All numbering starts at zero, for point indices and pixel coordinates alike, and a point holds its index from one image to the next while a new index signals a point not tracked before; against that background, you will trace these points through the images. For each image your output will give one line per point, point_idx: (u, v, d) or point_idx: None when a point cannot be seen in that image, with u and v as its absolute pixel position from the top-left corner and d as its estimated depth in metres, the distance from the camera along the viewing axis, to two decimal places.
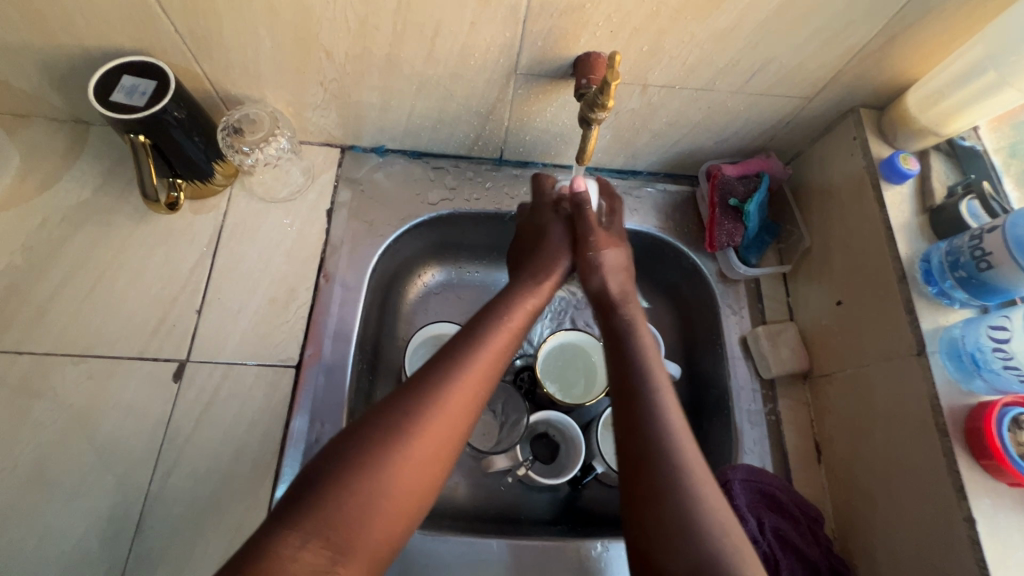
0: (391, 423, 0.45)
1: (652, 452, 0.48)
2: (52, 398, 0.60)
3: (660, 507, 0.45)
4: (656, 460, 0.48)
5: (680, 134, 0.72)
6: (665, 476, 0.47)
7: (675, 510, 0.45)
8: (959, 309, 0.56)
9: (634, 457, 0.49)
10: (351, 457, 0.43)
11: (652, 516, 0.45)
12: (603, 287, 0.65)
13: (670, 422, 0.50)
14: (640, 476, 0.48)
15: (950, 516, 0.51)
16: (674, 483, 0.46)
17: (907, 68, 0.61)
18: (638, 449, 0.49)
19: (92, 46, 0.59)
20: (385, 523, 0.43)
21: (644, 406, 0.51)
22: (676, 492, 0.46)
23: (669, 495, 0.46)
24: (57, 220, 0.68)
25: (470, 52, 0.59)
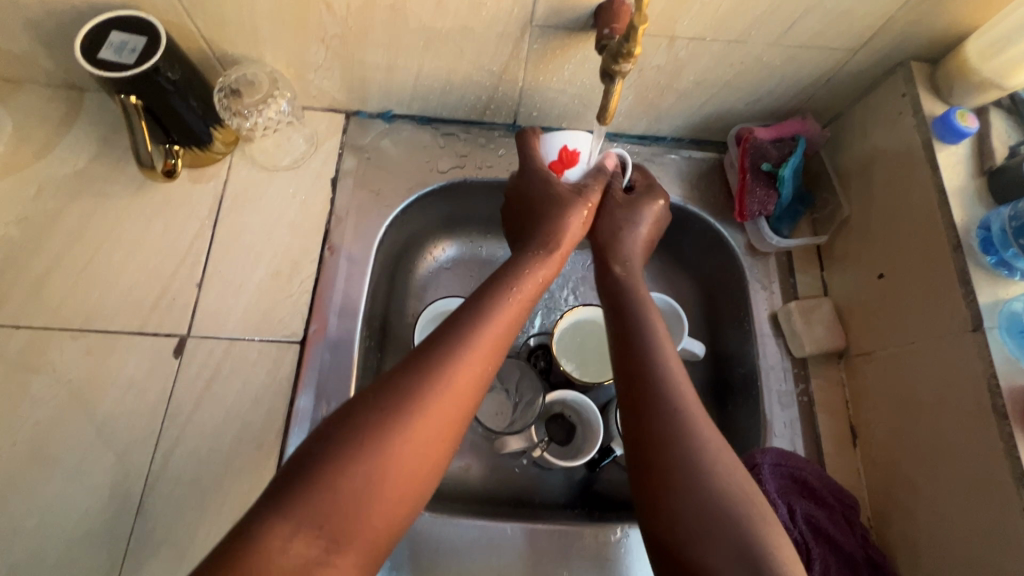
0: (392, 407, 0.41)
1: (653, 402, 0.46)
2: (51, 373, 0.58)
3: (662, 456, 0.43)
4: (658, 412, 0.45)
5: (709, 93, 0.66)
6: (670, 427, 0.44)
7: (676, 460, 0.43)
8: (1019, 282, 0.51)
9: (633, 407, 0.47)
10: (350, 437, 0.39)
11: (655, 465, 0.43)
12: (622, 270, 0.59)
13: (673, 374, 0.48)
14: (643, 427, 0.45)
15: (1008, 506, 0.46)
16: (676, 435, 0.44)
17: (968, 13, 0.54)
18: (638, 399, 0.47)
19: (78, 1, 0.55)
20: (384, 512, 0.39)
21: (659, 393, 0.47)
22: (682, 443, 0.43)
23: (674, 445, 0.43)
24: (53, 190, 0.65)
25: (482, 2, 0.54)
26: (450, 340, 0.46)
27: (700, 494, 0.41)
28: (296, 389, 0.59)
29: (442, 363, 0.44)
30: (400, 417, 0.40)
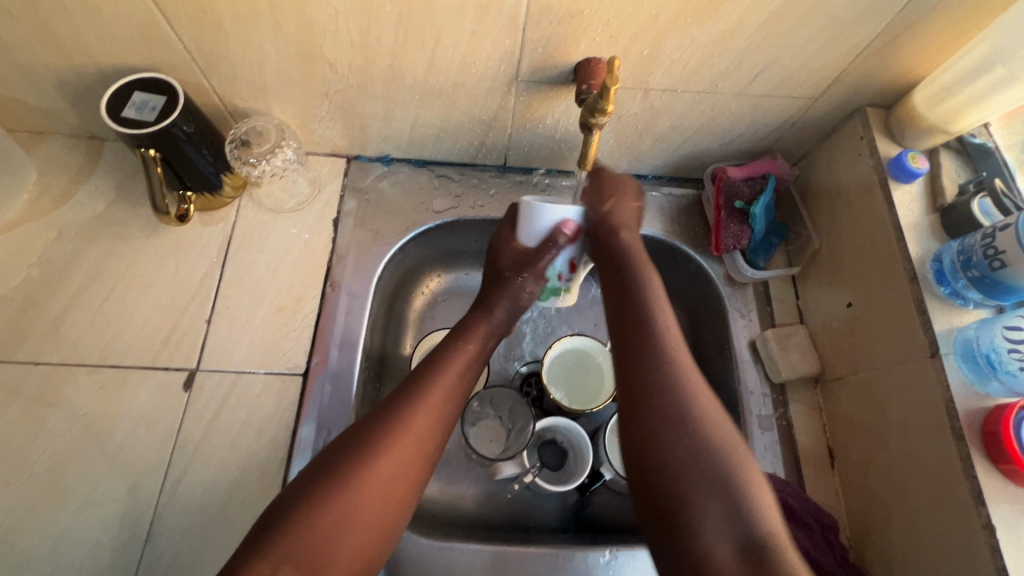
0: (366, 459, 0.48)
1: (649, 386, 0.51)
2: (67, 407, 0.61)
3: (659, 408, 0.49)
4: (655, 371, 0.51)
5: (684, 137, 0.71)
6: (672, 382, 0.50)
7: (671, 413, 0.49)
8: (971, 310, 0.55)
9: (634, 363, 0.53)
10: (337, 479, 0.47)
11: (656, 419, 0.49)
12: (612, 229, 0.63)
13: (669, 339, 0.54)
14: (643, 380, 0.51)
15: (969, 523, 0.49)
16: (675, 391, 0.50)
17: (914, 65, 0.60)
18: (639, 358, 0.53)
19: (105, 65, 0.61)
20: (361, 545, 0.47)
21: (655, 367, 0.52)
22: (684, 393, 0.50)
23: (670, 399, 0.49)
24: (73, 233, 0.70)
25: (472, 61, 0.60)
26: (410, 396, 0.53)
27: (693, 444, 0.47)
28: (296, 421, 0.62)
29: (411, 408, 0.52)
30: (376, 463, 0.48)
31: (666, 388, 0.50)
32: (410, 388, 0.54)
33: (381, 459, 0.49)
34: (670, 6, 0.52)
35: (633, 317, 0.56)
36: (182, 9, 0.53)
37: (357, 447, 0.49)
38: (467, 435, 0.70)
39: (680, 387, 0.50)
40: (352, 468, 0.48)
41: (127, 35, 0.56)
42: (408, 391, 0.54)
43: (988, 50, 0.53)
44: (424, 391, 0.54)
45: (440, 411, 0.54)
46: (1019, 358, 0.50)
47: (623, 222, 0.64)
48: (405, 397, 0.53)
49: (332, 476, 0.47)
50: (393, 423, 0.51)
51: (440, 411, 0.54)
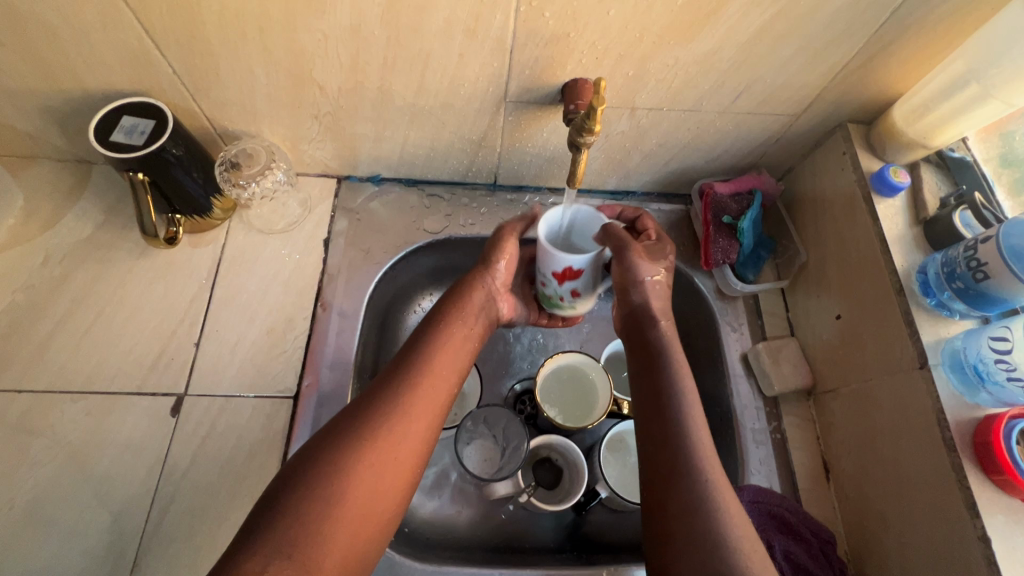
0: (369, 431, 0.49)
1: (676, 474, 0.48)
2: (50, 435, 0.60)
3: (685, 528, 0.46)
4: (682, 483, 0.48)
5: (671, 154, 0.72)
6: (697, 496, 0.47)
7: (694, 538, 0.45)
8: (958, 321, 0.56)
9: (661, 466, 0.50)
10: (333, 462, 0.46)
11: (677, 539, 0.45)
12: (643, 302, 0.61)
13: (700, 443, 0.50)
14: (671, 491, 0.48)
15: (965, 535, 0.49)
16: (702, 510, 0.46)
17: (892, 83, 0.61)
18: (667, 465, 0.49)
19: (94, 89, 0.61)
20: (360, 525, 0.46)
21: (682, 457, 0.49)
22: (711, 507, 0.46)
23: (695, 518, 0.46)
24: (59, 257, 0.69)
25: (460, 83, 0.60)
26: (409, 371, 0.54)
27: (704, 529, 0.45)
28: (287, 444, 0.61)
29: (411, 384, 0.53)
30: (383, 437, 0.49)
31: (693, 507, 0.46)
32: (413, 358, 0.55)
33: (387, 434, 0.49)
34: (654, 28, 0.54)
35: (661, 413, 0.53)
36: (171, 34, 0.54)
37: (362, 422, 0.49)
38: (459, 456, 0.69)
39: (705, 504, 0.46)
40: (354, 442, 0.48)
41: (117, 61, 0.57)
42: (413, 362, 0.54)
43: (962, 68, 0.55)
44: (424, 365, 0.55)
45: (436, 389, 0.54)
46: (1006, 368, 0.50)
47: (660, 313, 0.61)
48: (407, 371, 0.54)
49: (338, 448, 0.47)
50: (395, 394, 0.52)
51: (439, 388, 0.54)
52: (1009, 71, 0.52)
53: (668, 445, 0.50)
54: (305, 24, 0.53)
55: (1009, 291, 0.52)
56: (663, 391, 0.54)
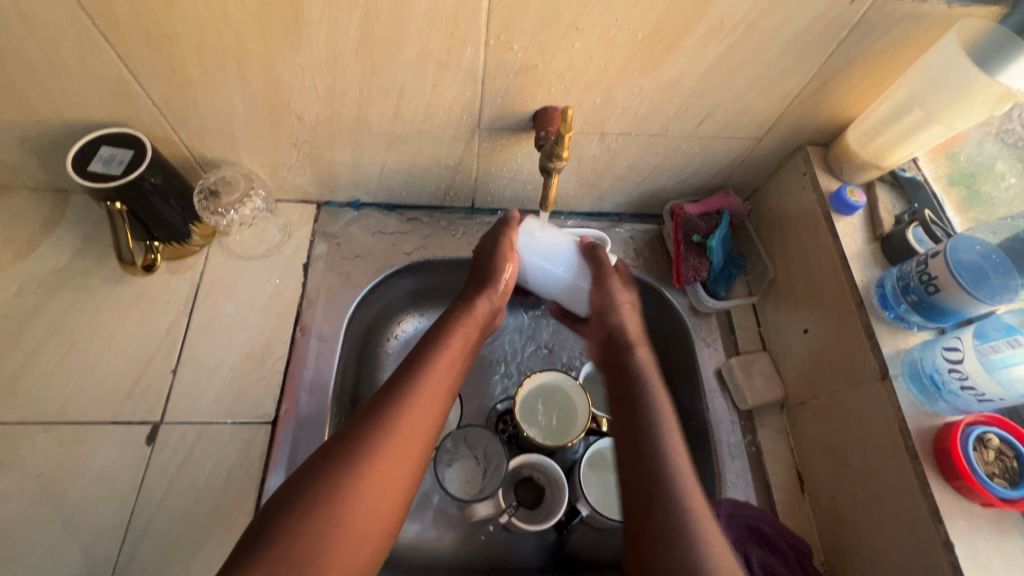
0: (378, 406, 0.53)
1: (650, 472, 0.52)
2: (20, 468, 0.59)
3: (652, 527, 0.49)
4: (658, 496, 0.50)
5: (641, 176, 0.75)
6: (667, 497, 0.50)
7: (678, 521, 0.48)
8: (916, 332, 0.58)
9: (644, 478, 0.52)
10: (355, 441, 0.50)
11: (654, 518, 0.49)
12: (620, 326, 0.68)
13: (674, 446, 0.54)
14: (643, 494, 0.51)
15: (930, 540, 0.50)
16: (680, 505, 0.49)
17: (844, 108, 0.64)
18: (640, 478, 0.52)
19: (72, 121, 0.61)
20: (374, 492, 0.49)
21: (653, 458, 0.53)
22: (665, 488, 0.51)
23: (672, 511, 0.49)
24: (34, 286, 0.69)
25: (435, 110, 0.62)
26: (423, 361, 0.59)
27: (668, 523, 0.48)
28: (265, 471, 0.61)
29: (417, 375, 0.57)
30: (382, 453, 0.50)
31: (665, 506, 0.49)
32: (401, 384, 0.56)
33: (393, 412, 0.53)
34: (618, 59, 0.56)
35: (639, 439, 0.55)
36: (151, 67, 0.55)
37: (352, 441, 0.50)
38: (439, 477, 0.70)
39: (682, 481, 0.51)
40: (324, 491, 0.47)
41: (96, 93, 0.58)
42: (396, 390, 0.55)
43: (906, 95, 0.58)
44: (429, 361, 0.59)
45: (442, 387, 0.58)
46: (960, 378, 0.52)
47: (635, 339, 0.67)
48: (412, 366, 0.58)
49: (309, 493, 0.47)
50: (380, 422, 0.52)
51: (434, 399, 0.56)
52: (947, 95, 0.55)
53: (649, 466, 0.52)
54: (282, 57, 0.55)
55: (960, 303, 0.55)
56: (641, 423, 0.57)
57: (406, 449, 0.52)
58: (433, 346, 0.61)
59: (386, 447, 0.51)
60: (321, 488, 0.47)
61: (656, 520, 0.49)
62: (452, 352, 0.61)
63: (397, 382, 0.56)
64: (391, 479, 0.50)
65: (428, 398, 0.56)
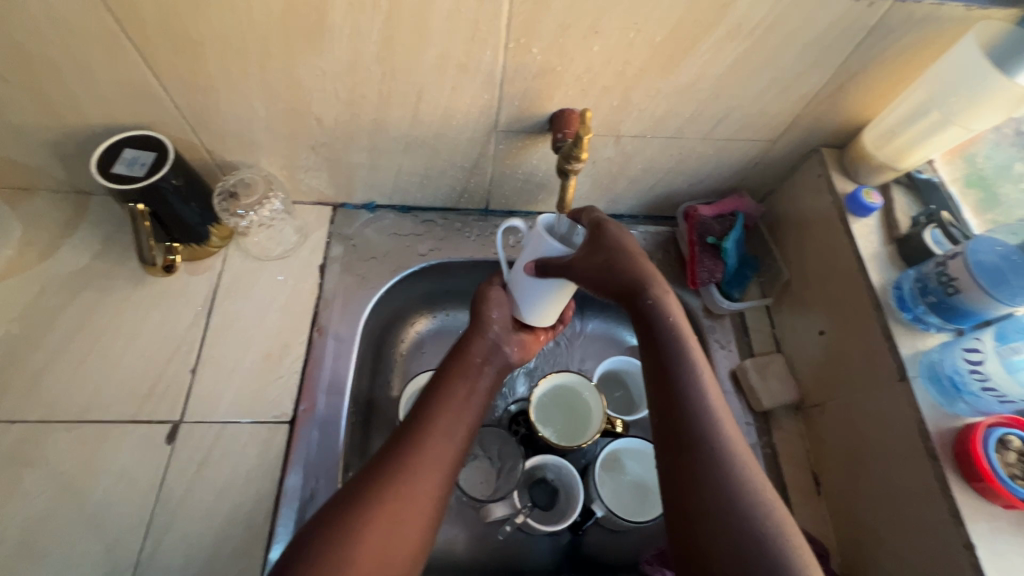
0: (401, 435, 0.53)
1: (702, 463, 0.46)
2: (43, 466, 0.60)
3: (707, 527, 0.44)
4: (715, 493, 0.45)
5: (656, 178, 0.75)
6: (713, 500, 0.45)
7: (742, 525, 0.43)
8: (935, 334, 0.58)
9: (692, 469, 0.47)
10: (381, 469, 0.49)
11: (706, 521, 0.44)
12: (630, 270, 0.55)
13: (721, 422, 0.49)
14: (693, 489, 0.46)
15: (951, 543, 0.50)
16: (734, 502, 0.44)
17: (860, 110, 0.65)
18: (690, 470, 0.47)
19: (96, 124, 0.62)
20: (395, 516, 0.47)
21: (703, 451, 0.47)
22: (718, 486, 0.45)
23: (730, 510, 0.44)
24: (56, 287, 0.69)
25: (453, 113, 0.63)
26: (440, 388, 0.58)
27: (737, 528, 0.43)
28: (285, 470, 0.61)
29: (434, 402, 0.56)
30: (407, 480, 0.49)
31: (718, 501, 0.45)
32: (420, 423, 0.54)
33: (415, 440, 0.52)
34: (636, 62, 0.57)
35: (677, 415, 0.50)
36: (175, 71, 0.56)
37: (377, 468, 0.50)
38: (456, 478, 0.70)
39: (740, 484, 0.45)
40: (348, 521, 0.46)
41: (120, 96, 0.59)
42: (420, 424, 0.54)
43: (923, 97, 0.58)
44: (447, 388, 0.58)
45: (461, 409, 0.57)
46: (980, 379, 0.52)
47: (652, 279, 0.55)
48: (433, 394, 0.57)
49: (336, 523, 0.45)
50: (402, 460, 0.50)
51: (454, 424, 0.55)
52: (965, 98, 0.56)
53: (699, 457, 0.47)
54: (305, 61, 0.55)
55: (979, 304, 0.55)
56: (679, 401, 0.50)
57: (429, 484, 0.50)
58: (445, 379, 0.59)
59: (410, 476, 0.49)
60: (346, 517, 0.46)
61: (711, 519, 0.44)
62: (464, 385, 0.59)
63: (419, 412, 0.55)
64: (416, 505, 0.48)
65: (448, 426, 0.54)
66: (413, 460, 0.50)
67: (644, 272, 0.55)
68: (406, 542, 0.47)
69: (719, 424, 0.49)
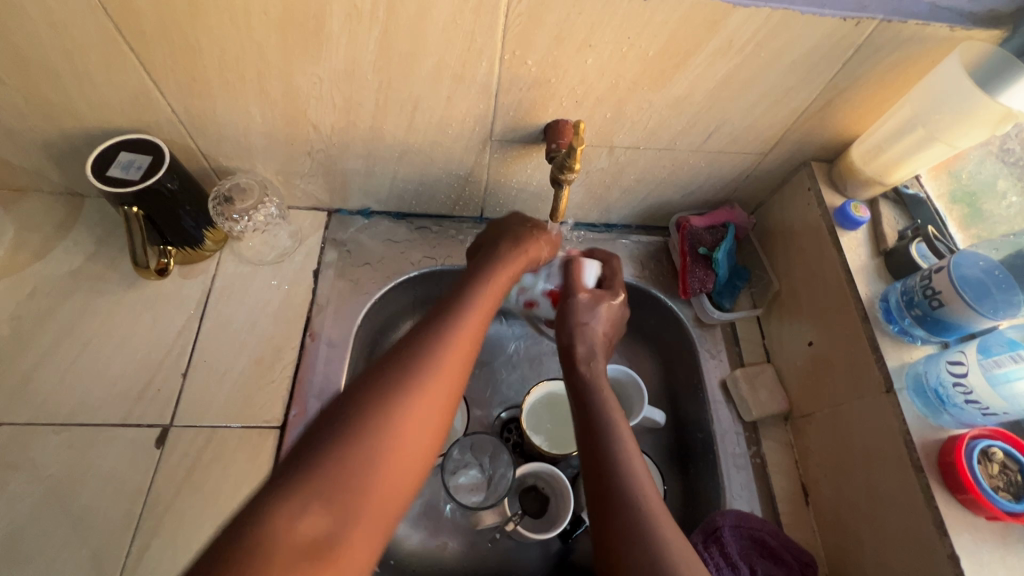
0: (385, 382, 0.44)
1: (612, 490, 0.50)
2: (30, 470, 0.59)
3: (621, 545, 0.46)
4: (620, 513, 0.48)
5: (648, 189, 0.76)
6: (622, 511, 0.48)
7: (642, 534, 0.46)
8: (920, 346, 0.59)
9: (603, 495, 0.50)
10: (363, 420, 0.42)
11: (616, 544, 0.46)
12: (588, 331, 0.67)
13: (628, 458, 0.52)
14: (608, 514, 0.48)
15: (935, 553, 0.51)
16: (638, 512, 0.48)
17: (848, 126, 0.66)
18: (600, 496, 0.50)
19: (92, 127, 0.63)
20: (388, 481, 0.41)
21: (616, 480, 0.50)
22: (625, 508, 0.48)
23: (637, 536, 0.46)
24: (48, 289, 0.69)
25: (448, 122, 0.64)
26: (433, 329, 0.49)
27: (638, 538, 0.46)
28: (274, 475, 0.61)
29: (434, 347, 0.47)
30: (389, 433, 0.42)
31: (623, 515, 0.48)
32: (411, 357, 0.46)
33: (408, 388, 0.44)
34: (629, 75, 0.58)
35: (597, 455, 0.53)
36: (173, 76, 0.56)
37: (354, 415, 0.42)
38: (447, 485, 0.70)
39: (638, 484, 0.50)
40: (328, 470, 0.39)
41: (117, 100, 0.59)
42: (413, 358, 0.46)
43: (909, 114, 0.60)
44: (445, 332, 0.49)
45: (463, 358, 0.49)
46: (964, 392, 0.53)
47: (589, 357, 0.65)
48: (427, 338, 0.48)
49: (304, 475, 0.39)
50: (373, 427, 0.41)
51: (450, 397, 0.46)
52: (950, 115, 0.57)
53: (608, 485, 0.50)
54: (302, 68, 0.56)
55: (963, 317, 0.55)
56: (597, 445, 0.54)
57: (413, 445, 0.43)
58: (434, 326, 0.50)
59: (391, 430, 0.42)
60: (317, 474, 0.39)
61: (614, 533, 0.47)
62: (461, 331, 0.50)
63: (406, 355, 0.47)
64: (393, 468, 0.41)
65: (439, 379, 0.46)
66: (405, 413, 0.43)
67: (591, 349, 0.66)
68: (379, 507, 0.40)
69: (625, 459, 0.52)
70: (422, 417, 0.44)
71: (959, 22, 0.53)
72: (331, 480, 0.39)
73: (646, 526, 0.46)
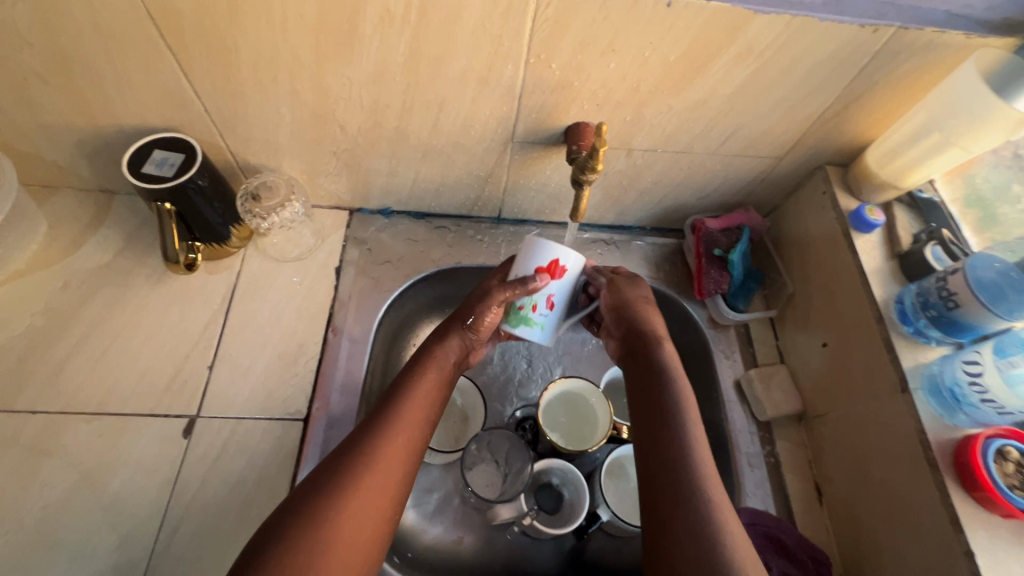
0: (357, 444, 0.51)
1: (676, 485, 0.49)
2: (62, 457, 0.61)
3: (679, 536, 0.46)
4: (680, 504, 0.48)
5: (665, 192, 0.78)
6: (681, 506, 0.47)
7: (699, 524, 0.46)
8: (935, 347, 0.60)
9: (661, 489, 0.49)
10: (332, 479, 0.48)
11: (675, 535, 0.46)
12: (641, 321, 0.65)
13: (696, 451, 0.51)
14: (663, 504, 0.48)
15: (951, 550, 0.51)
16: (694, 500, 0.47)
17: (863, 131, 0.67)
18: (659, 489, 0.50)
19: (127, 126, 0.65)
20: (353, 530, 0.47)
21: (672, 469, 0.50)
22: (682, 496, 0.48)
23: (687, 521, 0.46)
24: (79, 282, 0.71)
25: (471, 124, 0.65)
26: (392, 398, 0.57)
27: (693, 530, 0.46)
28: (300, 465, 0.62)
29: (389, 416, 0.54)
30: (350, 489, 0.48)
31: (677, 507, 0.47)
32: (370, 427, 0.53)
33: (368, 453, 0.51)
34: (649, 80, 0.59)
35: (656, 438, 0.53)
36: (208, 77, 0.58)
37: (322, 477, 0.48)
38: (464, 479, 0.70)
39: (699, 474, 0.50)
40: (296, 523, 0.45)
41: (153, 99, 0.61)
42: (367, 428, 0.53)
43: (925, 120, 0.61)
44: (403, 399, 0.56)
45: (417, 424, 0.56)
46: (980, 391, 0.54)
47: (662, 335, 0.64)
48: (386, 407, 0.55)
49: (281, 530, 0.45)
50: (371, 443, 0.51)
51: (422, 422, 0.56)
52: (967, 120, 0.58)
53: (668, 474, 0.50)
54: (333, 70, 0.58)
55: (978, 318, 0.56)
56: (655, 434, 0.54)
57: (373, 504, 0.49)
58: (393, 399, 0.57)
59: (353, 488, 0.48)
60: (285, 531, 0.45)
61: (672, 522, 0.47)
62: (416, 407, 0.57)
63: (368, 425, 0.53)
64: (359, 518, 0.47)
65: (393, 447, 0.52)
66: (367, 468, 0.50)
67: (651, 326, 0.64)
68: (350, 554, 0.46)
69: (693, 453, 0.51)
70: (383, 473, 0.50)
71: (975, 29, 0.54)
72: (297, 531, 0.45)
73: (703, 508, 0.47)
